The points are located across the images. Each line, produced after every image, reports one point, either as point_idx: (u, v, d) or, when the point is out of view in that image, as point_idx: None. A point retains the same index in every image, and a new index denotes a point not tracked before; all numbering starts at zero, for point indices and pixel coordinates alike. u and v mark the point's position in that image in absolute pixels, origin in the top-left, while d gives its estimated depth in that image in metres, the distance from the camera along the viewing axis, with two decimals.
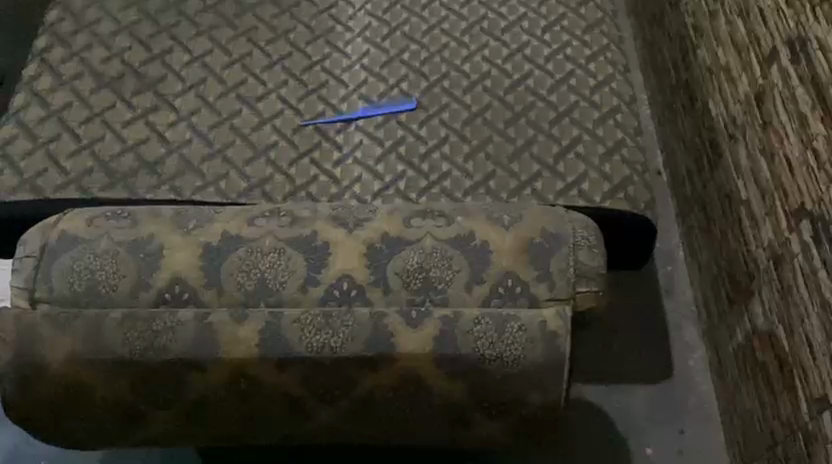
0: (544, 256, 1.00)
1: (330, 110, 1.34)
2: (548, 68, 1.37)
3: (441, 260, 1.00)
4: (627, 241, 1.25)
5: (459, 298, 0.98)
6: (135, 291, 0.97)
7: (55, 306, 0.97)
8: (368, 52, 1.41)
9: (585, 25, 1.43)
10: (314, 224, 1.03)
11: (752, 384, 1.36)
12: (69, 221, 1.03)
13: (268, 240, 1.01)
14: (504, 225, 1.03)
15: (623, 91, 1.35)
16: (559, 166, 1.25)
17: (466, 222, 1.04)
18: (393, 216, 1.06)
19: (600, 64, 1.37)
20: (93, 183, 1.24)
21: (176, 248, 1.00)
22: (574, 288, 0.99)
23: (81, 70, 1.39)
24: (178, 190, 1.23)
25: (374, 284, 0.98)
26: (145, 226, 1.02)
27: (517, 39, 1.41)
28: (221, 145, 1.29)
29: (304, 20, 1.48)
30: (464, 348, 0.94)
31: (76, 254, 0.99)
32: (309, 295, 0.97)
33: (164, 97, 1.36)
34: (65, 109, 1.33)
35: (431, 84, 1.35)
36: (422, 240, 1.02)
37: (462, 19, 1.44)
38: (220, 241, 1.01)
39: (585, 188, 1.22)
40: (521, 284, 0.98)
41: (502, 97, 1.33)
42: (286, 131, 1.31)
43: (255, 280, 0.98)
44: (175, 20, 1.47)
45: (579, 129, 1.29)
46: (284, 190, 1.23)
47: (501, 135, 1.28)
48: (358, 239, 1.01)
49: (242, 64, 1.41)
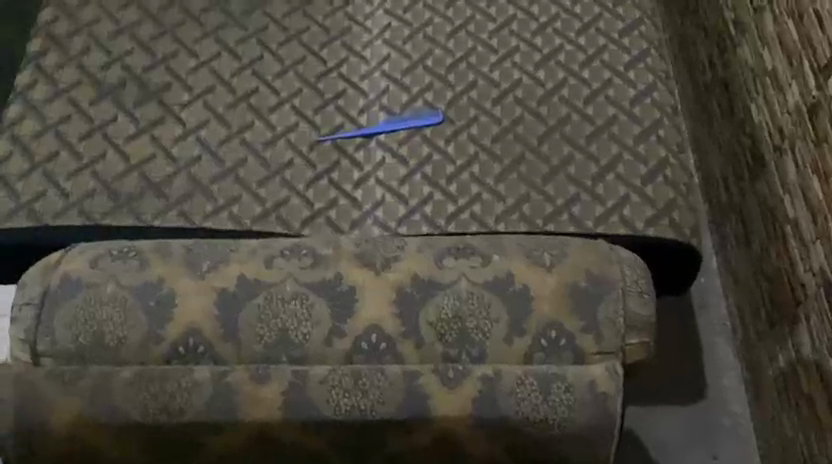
0: (591, 303, 0.92)
1: (348, 123, 1.24)
2: (584, 76, 1.26)
3: (479, 307, 0.92)
4: (667, 273, 1.18)
5: (498, 351, 0.90)
6: (146, 344, 0.89)
7: (60, 361, 0.89)
8: (388, 57, 1.31)
9: (623, 27, 1.32)
10: (338, 265, 0.95)
11: (795, 413, 1.29)
12: (72, 262, 0.95)
13: (289, 284, 0.93)
14: (546, 266, 0.95)
15: (666, 102, 1.25)
16: (598, 189, 1.15)
17: (503, 263, 0.96)
18: (424, 253, 0.97)
19: (640, 72, 1.27)
20: (95, 208, 1.15)
21: (189, 295, 0.92)
22: (623, 339, 0.91)
23: (79, 78, 1.29)
24: (187, 215, 1.14)
25: (405, 335, 0.90)
26: (155, 267, 0.94)
27: (550, 42, 1.30)
28: (233, 163, 1.20)
29: (318, 19, 1.37)
30: (507, 410, 0.87)
31: (80, 301, 0.91)
32: (335, 349, 0.90)
33: (170, 107, 1.26)
34: (63, 122, 1.24)
35: (458, 94, 1.25)
36: (456, 283, 0.94)
37: (490, 19, 1.34)
38: (236, 285, 0.92)
39: (627, 213, 1.13)
40: (566, 336, 0.90)
41: (535, 109, 1.23)
42: (302, 148, 1.22)
43: (276, 332, 0.90)
44: (179, 20, 1.36)
45: (618, 147, 1.19)
46: (302, 216, 1.14)
47: (534, 152, 1.19)
48: (387, 282, 0.93)
49: (252, 70, 1.31)
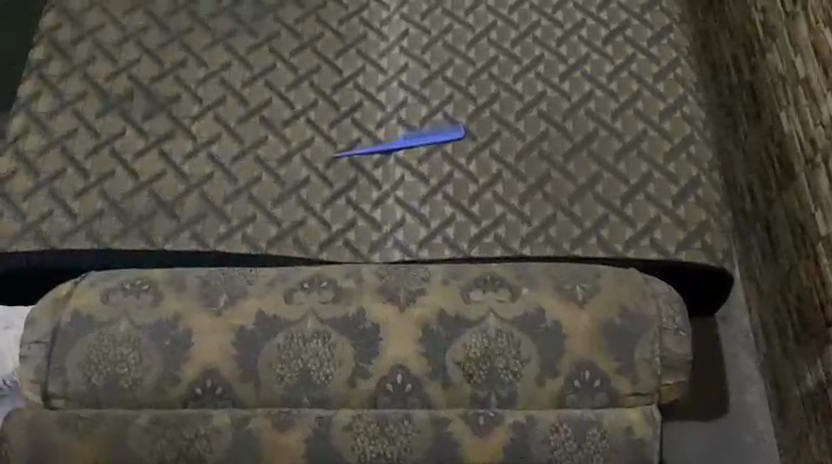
0: (626, 342, 0.88)
1: (365, 138, 1.19)
2: (612, 87, 1.21)
3: (508, 346, 0.88)
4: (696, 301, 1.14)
5: (529, 393, 0.87)
6: (162, 387, 0.86)
7: (73, 403, 0.86)
8: (406, 67, 1.26)
9: (651, 35, 1.26)
10: (360, 299, 0.91)
11: (822, 436, 1.26)
12: (81, 296, 0.90)
13: (310, 321, 0.89)
14: (578, 301, 0.91)
15: (697, 116, 1.20)
16: (627, 210, 1.11)
17: (533, 296, 0.91)
18: (449, 286, 0.93)
19: (669, 83, 1.22)
20: (104, 230, 1.10)
21: (205, 333, 0.88)
22: (659, 380, 0.88)
23: (84, 89, 1.23)
24: (200, 237, 1.10)
25: (432, 375, 0.87)
26: (169, 302, 0.90)
27: (575, 52, 1.25)
28: (247, 182, 1.16)
29: (332, 25, 1.31)
30: (540, 457, 0.86)
31: (91, 340, 0.87)
32: (359, 391, 0.86)
33: (180, 121, 1.21)
34: (69, 137, 1.19)
35: (480, 107, 1.20)
36: (483, 320, 0.90)
37: (512, 26, 1.28)
38: (255, 324, 0.88)
39: (658, 237, 1.09)
40: (600, 377, 0.87)
41: (560, 124, 1.18)
42: (318, 165, 1.17)
43: (297, 372, 0.86)
44: (188, 26, 1.31)
45: (648, 164, 1.15)
46: (319, 239, 1.10)
47: (560, 170, 1.14)
48: (412, 319, 0.89)
49: (265, 80, 1.26)
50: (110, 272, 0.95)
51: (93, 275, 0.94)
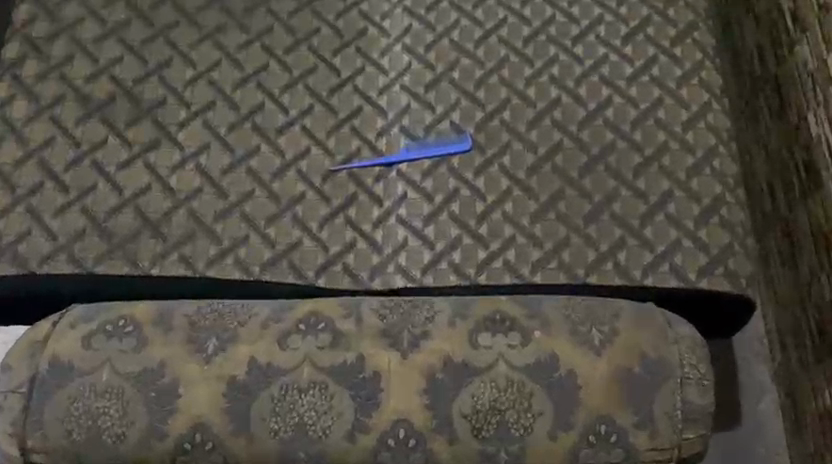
0: (646, 394, 0.83)
1: (365, 149, 1.11)
2: (631, 93, 1.12)
3: (519, 397, 0.83)
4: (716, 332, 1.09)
5: (541, 447, 0.82)
6: (148, 442, 0.81)
7: (54, 458, 0.81)
8: (409, 67, 1.17)
9: (674, 34, 1.17)
10: (360, 342, 0.85)
11: None
12: (61, 340, 0.85)
13: (306, 369, 0.83)
14: (594, 347, 0.85)
15: (722, 125, 1.11)
16: (646, 232, 1.04)
17: (545, 341, 0.86)
18: (456, 327, 0.87)
19: (693, 89, 1.13)
20: (86, 251, 1.03)
21: (195, 380, 0.82)
22: (680, 435, 0.83)
23: (63, 92, 1.15)
24: (189, 261, 1.03)
25: (437, 430, 0.81)
26: (155, 348, 0.84)
27: (592, 52, 1.15)
28: (239, 197, 1.08)
29: (329, 19, 1.21)
30: None
31: (73, 390, 0.82)
32: (359, 445, 0.81)
33: (166, 128, 1.13)
34: (47, 147, 1.10)
35: (489, 115, 1.12)
36: (493, 367, 0.84)
37: (524, 22, 1.18)
38: (247, 373, 0.83)
39: (678, 262, 1.02)
40: (617, 431, 0.82)
41: (575, 134, 1.10)
42: (314, 179, 1.09)
43: (293, 426, 0.81)
44: (173, 20, 1.21)
45: (669, 181, 1.07)
46: (316, 263, 1.03)
47: (575, 187, 1.07)
48: (417, 367, 0.83)
49: (257, 82, 1.17)
50: (96, 307, 0.89)
51: (77, 310, 0.88)
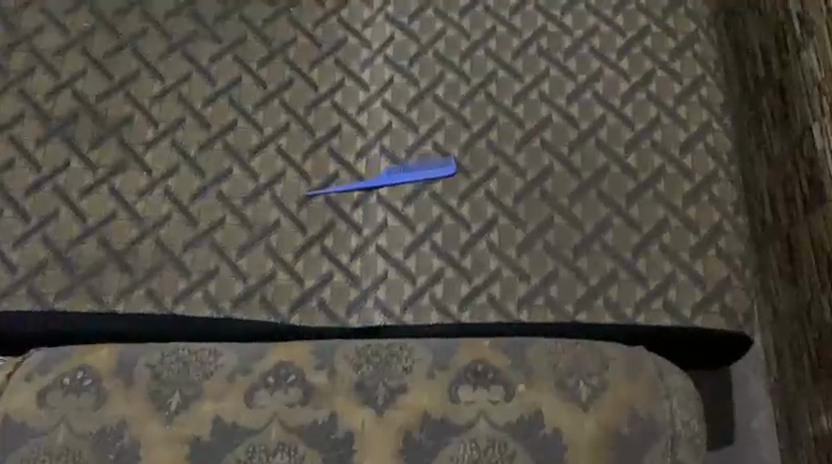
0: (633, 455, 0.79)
1: (343, 172, 1.05)
2: (626, 112, 1.06)
3: (501, 459, 0.78)
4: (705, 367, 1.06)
5: None
6: None
7: None
8: (391, 82, 1.09)
9: (674, 46, 1.09)
10: (332, 398, 0.81)
11: None
12: (16, 396, 0.81)
13: (275, 429, 0.79)
14: (581, 402, 0.81)
15: (722, 147, 1.05)
16: (639, 265, 0.98)
17: (530, 395, 0.81)
18: (436, 379, 0.82)
19: (692, 107, 1.06)
20: (48, 286, 0.98)
21: (156, 444, 0.79)
22: None
23: (22, 109, 1.08)
24: (155, 296, 0.97)
25: None
26: (114, 405, 0.80)
27: (586, 67, 1.08)
28: (210, 225, 1.02)
29: (307, 27, 1.14)
30: None
31: (26, 451, 0.79)
32: None
33: (132, 149, 1.06)
34: (5, 170, 1.04)
35: (475, 136, 1.05)
36: (474, 425, 0.79)
37: (514, 33, 1.11)
38: (212, 433, 0.79)
39: (673, 297, 0.97)
40: None
41: (566, 157, 1.04)
42: (289, 205, 1.03)
43: None
44: (140, 28, 1.13)
45: (665, 209, 1.01)
46: (290, 299, 0.97)
47: (565, 215, 1.01)
48: (393, 426, 0.79)
49: (229, 97, 1.10)
50: (54, 353, 0.84)
51: (35, 358, 0.84)
